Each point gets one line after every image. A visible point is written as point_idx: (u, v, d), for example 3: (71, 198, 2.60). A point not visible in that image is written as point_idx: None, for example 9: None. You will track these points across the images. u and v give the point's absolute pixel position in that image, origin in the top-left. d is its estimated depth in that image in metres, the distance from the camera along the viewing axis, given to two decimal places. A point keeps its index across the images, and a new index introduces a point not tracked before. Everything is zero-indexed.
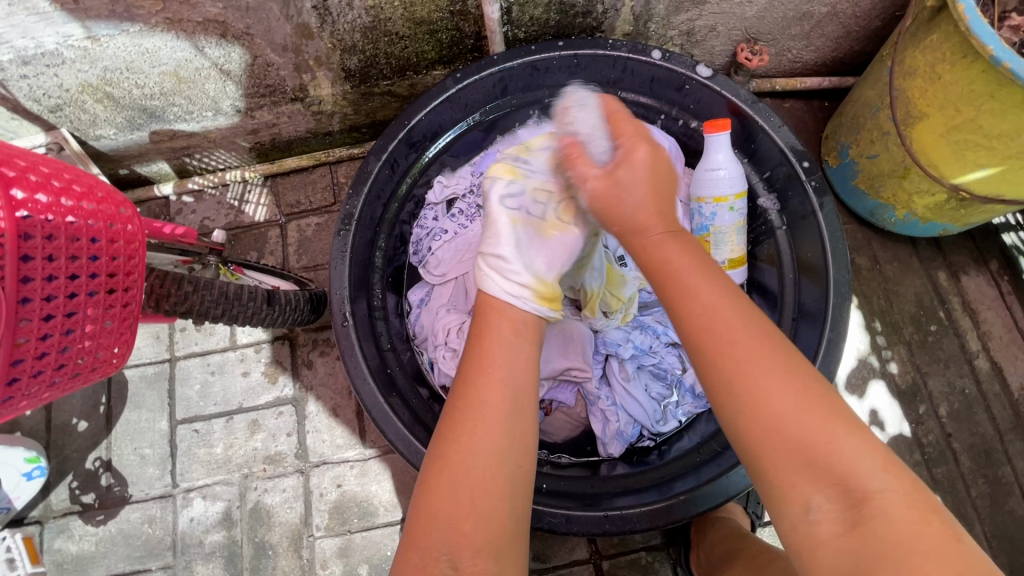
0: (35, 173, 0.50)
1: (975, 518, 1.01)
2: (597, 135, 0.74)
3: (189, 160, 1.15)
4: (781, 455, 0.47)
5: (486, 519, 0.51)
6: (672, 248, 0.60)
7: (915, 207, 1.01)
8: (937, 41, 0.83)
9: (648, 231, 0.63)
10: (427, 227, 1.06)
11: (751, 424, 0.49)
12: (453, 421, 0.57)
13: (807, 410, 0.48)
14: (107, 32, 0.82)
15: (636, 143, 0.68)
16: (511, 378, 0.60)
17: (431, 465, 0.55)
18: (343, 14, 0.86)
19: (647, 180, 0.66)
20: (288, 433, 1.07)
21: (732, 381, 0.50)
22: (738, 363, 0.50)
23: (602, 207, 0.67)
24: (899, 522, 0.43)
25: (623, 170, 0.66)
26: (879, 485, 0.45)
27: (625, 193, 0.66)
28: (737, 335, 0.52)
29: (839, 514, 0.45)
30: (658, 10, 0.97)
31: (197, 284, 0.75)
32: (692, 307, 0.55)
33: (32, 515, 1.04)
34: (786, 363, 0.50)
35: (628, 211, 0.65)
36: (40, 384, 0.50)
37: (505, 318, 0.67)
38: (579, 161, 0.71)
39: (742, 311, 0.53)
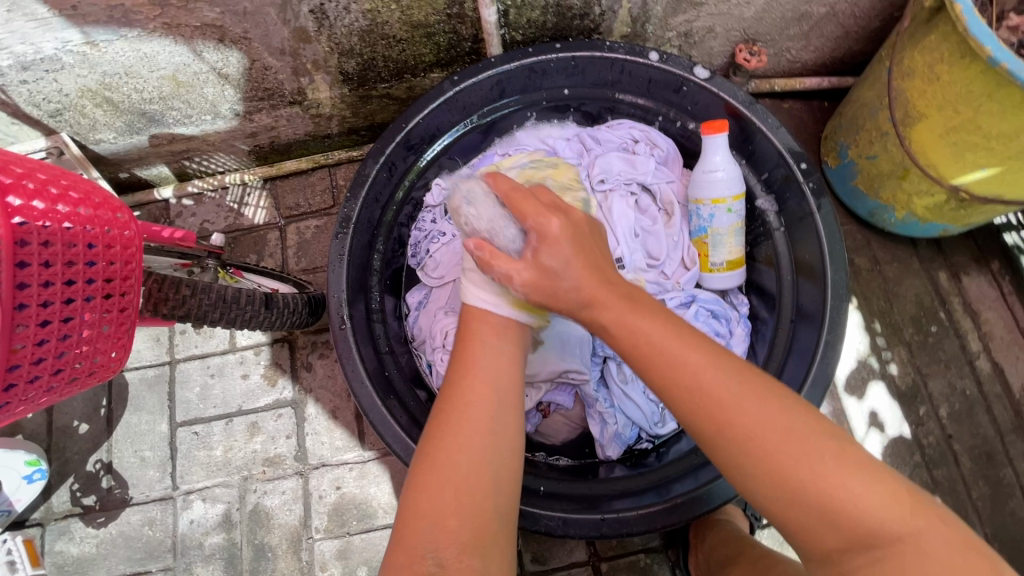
0: (31, 179, 0.50)
1: (975, 520, 1.01)
2: (501, 225, 0.68)
3: (189, 163, 1.16)
4: (809, 518, 0.48)
5: (473, 517, 0.51)
6: (645, 324, 0.57)
7: (915, 208, 1.00)
8: (935, 41, 0.82)
9: (606, 310, 0.59)
10: (426, 230, 1.06)
11: (776, 494, 0.49)
12: (440, 422, 0.57)
13: (827, 470, 0.48)
14: (105, 38, 0.83)
15: (546, 220, 0.64)
16: (497, 381, 0.60)
17: (418, 465, 0.56)
18: (341, 18, 0.86)
19: (578, 251, 0.62)
20: (288, 436, 1.08)
21: (751, 454, 0.50)
22: (750, 440, 0.50)
23: (545, 300, 0.62)
24: (934, 559, 0.45)
25: (550, 252, 0.62)
26: (914, 527, 0.46)
27: (560, 279, 0.61)
28: (743, 403, 0.51)
29: (875, 561, 0.46)
30: (655, 12, 0.97)
31: (194, 288, 0.76)
32: (692, 393, 0.53)
33: (33, 517, 1.05)
34: (797, 424, 0.50)
35: (571, 295, 0.61)
36: (37, 389, 0.51)
37: (493, 323, 0.67)
38: (495, 259, 0.64)
39: (735, 375, 0.53)
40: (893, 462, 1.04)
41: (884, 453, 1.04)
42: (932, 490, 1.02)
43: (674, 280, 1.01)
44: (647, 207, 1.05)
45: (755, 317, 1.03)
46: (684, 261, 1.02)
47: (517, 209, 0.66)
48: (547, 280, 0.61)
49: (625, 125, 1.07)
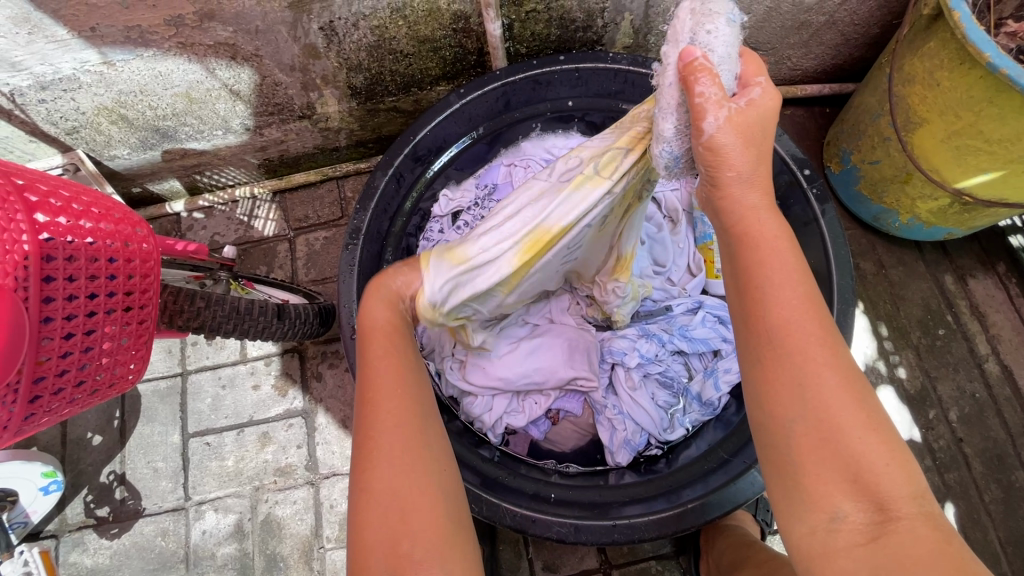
0: (56, 198, 0.52)
1: (987, 523, 1.00)
2: (728, 67, 0.54)
3: (200, 177, 1.18)
4: (825, 472, 0.44)
5: (426, 533, 0.49)
6: (778, 225, 0.50)
7: (918, 212, 1.01)
8: (934, 48, 0.84)
9: (758, 204, 0.51)
10: (433, 239, 1.07)
11: (805, 435, 0.44)
12: (365, 448, 0.52)
13: (865, 429, 0.44)
14: (122, 57, 0.85)
15: (771, 93, 0.54)
16: (411, 390, 0.56)
17: (355, 492, 0.52)
18: (349, 34, 0.88)
19: (767, 136, 0.53)
20: (299, 445, 1.09)
21: (799, 394, 0.45)
22: (813, 370, 0.44)
23: (715, 145, 0.51)
24: (925, 544, 0.42)
25: (748, 112, 0.52)
26: (912, 509, 0.43)
27: (749, 145, 0.51)
28: (812, 341, 0.45)
29: (866, 527, 0.43)
30: (657, 23, 0.98)
31: (209, 300, 0.77)
32: (778, 303, 0.46)
33: (48, 529, 1.06)
34: (854, 383, 0.45)
35: (741, 175, 0.51)
36: (60, 401, 0.52)
37: (392, 331, 0.61)
38: (705, 82, 0.51)
39: (817, 311, 0.46)
40: None
41: None
42: (944, 495, 1.02)
43: (681, 286, 1.07)
44: (653, 212, 1.07)
45: None
46: (690, 268, 1.08)
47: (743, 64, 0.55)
48: (729, 147, 0.51)
49: None
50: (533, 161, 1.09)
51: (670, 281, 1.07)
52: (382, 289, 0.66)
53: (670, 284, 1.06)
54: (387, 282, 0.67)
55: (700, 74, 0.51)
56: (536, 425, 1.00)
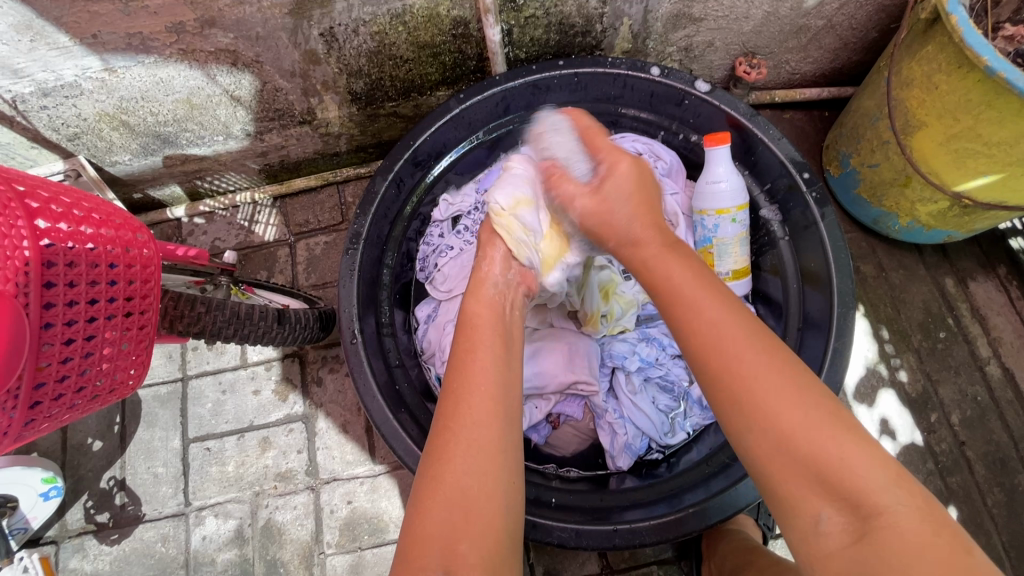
0: (57, 204, 0.52)
1: (990, 527, 1.00)
2: (576, 157, 0.79)
3: (201, 183, 1.18)
4: (796, 479, 0.46)
5: (482, 538, 0.49)
6: (676, 263, 0.59)
7: (919, 215, 1.01)
8: (932, 52, 0.84)
9: (646, 247, 0.63)
10: (433, 244, 1.09)
11: (764, 448, 0.47)
12: (445, 440, 0.54)
13: (819, 425, 0.46)
14: (124, 64, 0.86)
15: (618, 158, 0.73)
16: (501, 396, 0.57)
17: (421, 482, 0.53)
18: (350, 40, 0.89)
19: (633, 191, 0.70)
20: (299, 450, 1.08)
21: (741, 400, 0.48)
22: (746, 386, 0.48)
23: (598, 226, 0.70)
24: (910, 534, 0.42)
25: (608, 185, 0.70)
26: (892, 501, 0.43)
27: (614, 208, 0.68)
28: (740, 345, 0.50)
29: (849, 528, 0.44)
30: (656, 28, 0.99)
31: (209, 305, 0.77)
32: (698, 321, 0.53)
33: (48, 534, 1.06)
34: (796, 385, 0.48)
35: (623, 227, 0.67)
36: (61, 406, 0.52)
37: (493, 332, 0.64)
38: (562, 180, 0.76)
39: (740, 318, 0.53)
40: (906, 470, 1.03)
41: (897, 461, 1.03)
42: (947, 498, 1.02)
43: None
44: None
45: None
46: None
47: (588, 143, 0.78)
48: (602, 219, 0.69)
49: (628, 138, 1.09)
50: None
51: None
52: (483, 287, 0.70)
53: None
54: (487, 279, 0.71)
55: (555, 180, 0.77)
56: (536, 430, 1.00)
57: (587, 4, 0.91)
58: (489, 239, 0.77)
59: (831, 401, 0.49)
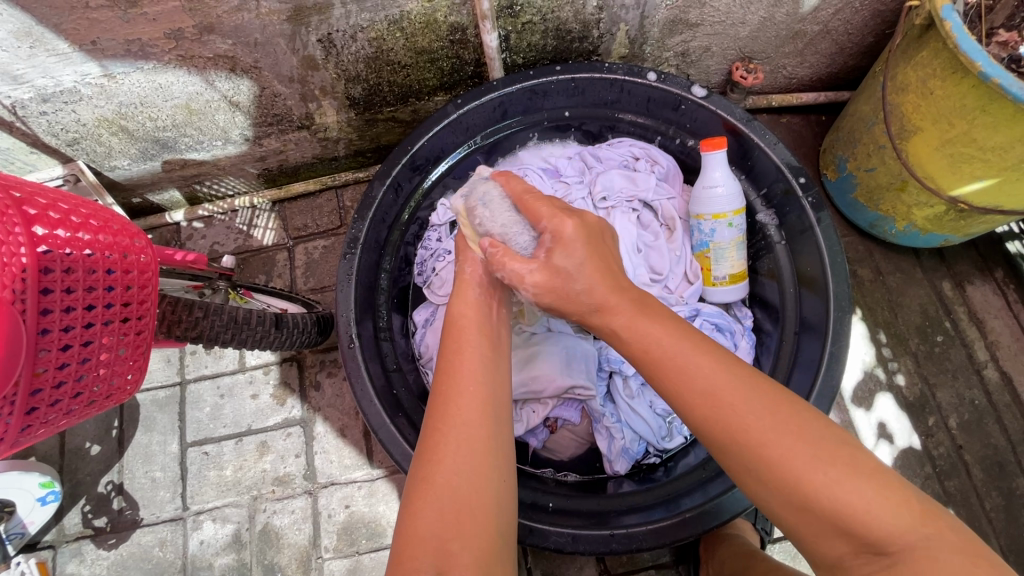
0: (55, 210, 0.52)
1: (988, 531, 1.00)
2: (514, 228, 0.70)
3: (199, 187, 1.19)
4: (815, 523, 0.46)
5: (473, 537, 0.49)
6: (657, 328, 0.57)
7: (915, 219, 1.01)
8: (927, 58, 0.84)
9: (617, 314, 0.60)
10: (431, 248, 1.08)
11: (778, 497, 0.47)
12: (435, 441, 0.54)
13: (834, 474, 0.45)
14: (123, 70, 0.86)
15: (564, 221, 0.66)
16: (490, 396, 0.57)
17: (413, 483, 0.53)
18: (347, 46, 0.90)
19: (591, 249, 0.64)
20: (297, 455, 1.09)
21: (751, 457, 0.48)
22: (755, 448, 0.48)
23: (556, 301, 0.64)
24: (942, 567, 0.42)
25: (559, 257, 0.63)
26: (916, 537, 0.43)
27: (569, 281, 0.63)
28: (739, 404, 0.50)
29: (875, 563, 0.44)
30: (652, 33, 0.99)
31: (206, 310, 0.77)
32: (696, 384, 0.52)
33: (46, 539, 1.06)
34: (803, 427, 0.48)
35: (583, 298, 0.62)
36: (58, 412, 0.52)
37: (480, 331, 0.65)
38: (507, 260, 0.66)
39: (736, 373, 0.52)
40: (904, 474, 1.03)
41: (895, 465, 1.03)
42: (945, 502, 1.01)
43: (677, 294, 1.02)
44: (649, 222, 1.07)
45: (758, 330, 1.04)
46: (687, 276, 1.03)
47: (530, 210, 0.69)
48: (564, 287, 0.63)
49: (625, 143, 1.09)
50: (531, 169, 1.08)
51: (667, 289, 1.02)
52: (469, 286, 0.70)
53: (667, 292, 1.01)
54: (472, 279, 0.70)
55: (498, 260, 0.67)
56: (534, 434, 1.00)
57: (583, 10, 0.92)
58: (463, 247, 0.75)
59: (843, 436, 0.49)
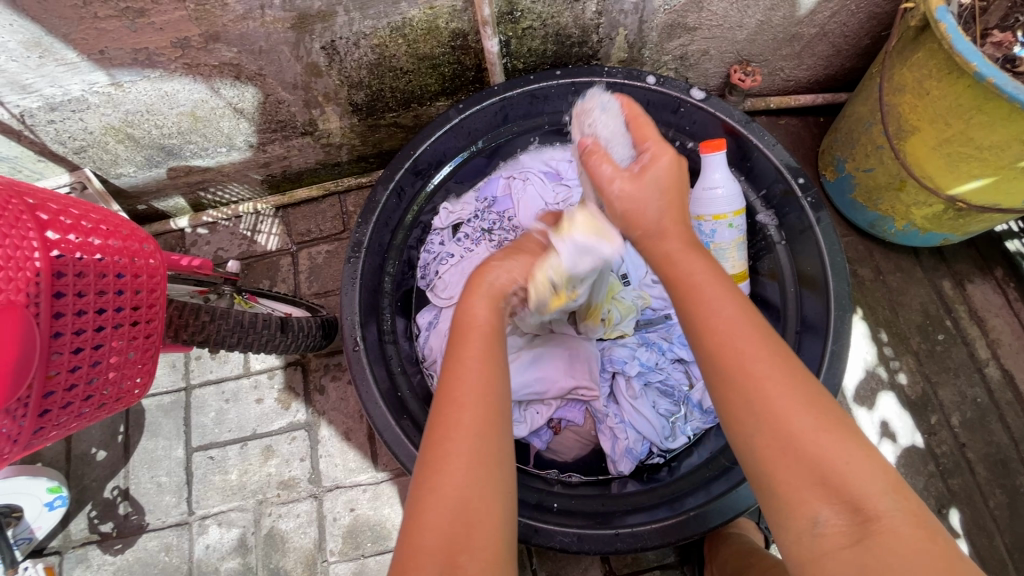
0: (66, 216, 0.53)
1: (992, 529, 1.00)
2: (616, 141, 0.78)
3: (204, 194, 1.20)
4: (796, 485, 0.46)
5: (482, 550, 0.49)
6: (696, 263, 0.57)
7: (914, 218, 1.02)
8: (923, 58, 0.85)
9: (669, 241, 0.60)
10: (434, 251, 1.10)
11: (768, 451, 0.47)
12: (437, 451, 0.54)
13: (823, 430, 0.47)
14: (129, 78, 0.88)
15: (663, 150, 0.66)
16: (492, 402, 0.56)
17: (419, 492, 0.53)
18: (350, 53, 0.91)
19: (672, 190, 0.65)
20: (302, 458, 1.09)
21: (754, 406, 0.48)
22: (759, 388, 0.48)
23: (628, 212, 0.64)
24: (901, 536, 0.43)
25: (648, 174, 0.64)
26: (887, 505, 0.44)
27: (650, 201, 0.63)
28: (753, 352, 0.50)
29: (846, 533, 0.44)
30: (651, 37, 1.01)
31: (213, 314, 0.78)
32: (717, 324, 0.52)
33: (53, 545, 1.06)
34: (807, 390, 0.49)
35: (653, 219, 0.62)
36: (69, 414, 0.53)
37: (485, 332, 0.61)
38: (602, 159, 0.67)
39: (753, 321, 0.52)
40: (907, 473, 1.04)
41: (898, 464, 1.04)
42: (949, 501, 1.02)
43: None
44: None
45: None
46: None
47: (635, 131, 0.70)
48: (637, 199, 0.63)
49: None
50: (532, 172, 1.13)
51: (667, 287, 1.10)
52: (485, 287, 0.66)
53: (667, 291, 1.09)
54: (490, 275, 0.67)
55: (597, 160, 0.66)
56: (538, 435, 1.01)
57: (583, 15, 0.93)
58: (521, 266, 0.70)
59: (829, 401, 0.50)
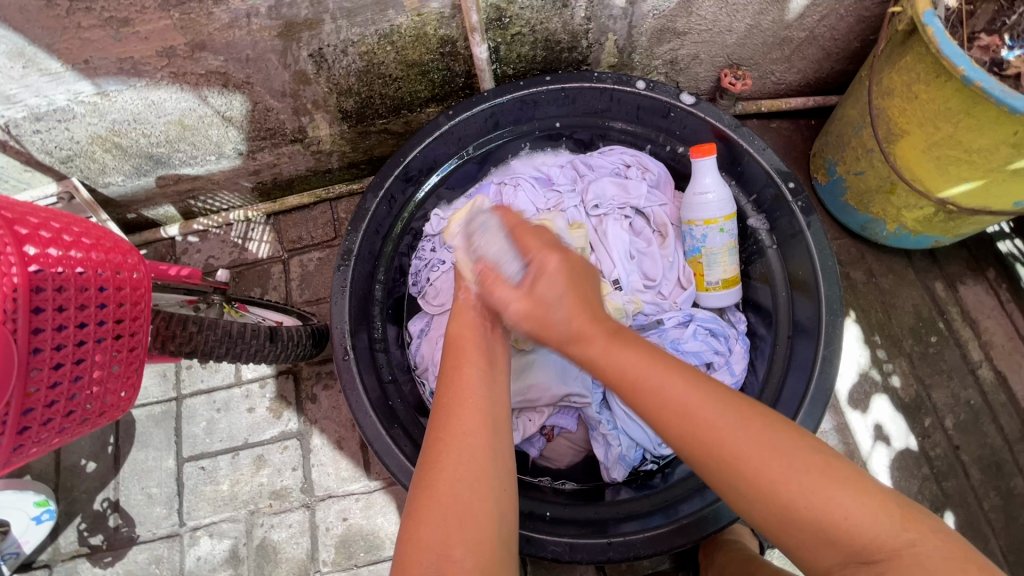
0: (46, 229, 0.52)
1: (987, 532, 0.99)
2: (507, 255, 0.70)
3: (194, 202, 1.19)
4: (803, 537, 0.48)
5: (476, 544, 0.50)
6: (631, 355, 0.58)
7: (905, 221, 1.02)
8: (911, 62, 0.85)
9: (590, 344, 0.60)
10: (425, 258, 1.09)
11: (767, 514, 0.50)
12: (437, 449, 0.55)
13: (820, 486, 0.48)
14: (115, 88, 0.87)
15: (548, 255, 0.66)
16: (489, 408, 0.58)
17: (417, 492, 0.54)
18: (339, 60, 0.90)
19: (571, 289, 0.64)
20: (294, 468, 1.08)
21: (743, 480, 0.50)
22: (740, 463, 0.50)
23: (535, 330, 0.64)
24: (925, 571, 0.45)
25: (542, 285, 0.64)
26: (901, 541, 0.46)
27: (552, 311, 0.63)
28: (726, 426, 0.52)
29: (867, 572, 0.47)
30: (641, 42, 1.00)
31: (201, 325, 0.77)
32: (678, 407, 0.54)
33: (41, 559, 1.05)
34: (782, 440, 0.51)
35: (561, 327, 0.62)
36: (50, 431, 0.52)
37: (478, 352, 0.64)
38: (495, 285, 0.67)
39: (715, 396, 0.54)
40: (902, 476, 1.03)
41: (891, 467, 1.03)
42: (943, 503, 1.01)
43: (671, 300, 1.04)
44: (641, 228, 1.08)
45: (753, 334, 1.04)
46: (681, 281, 1.05)
47: (522, 240, 0.69)
48: (539, 308, 0.63)
49: (616, 151, 1.10)
50: (523, 178, 1.10)
51: (660, 295, 1.04)
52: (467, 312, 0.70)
53: (660, 298, 1.03)
54: (467, 304, 0.70)
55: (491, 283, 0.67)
56: (531, 442, 1.00)
57: (572, 20, 0.93)
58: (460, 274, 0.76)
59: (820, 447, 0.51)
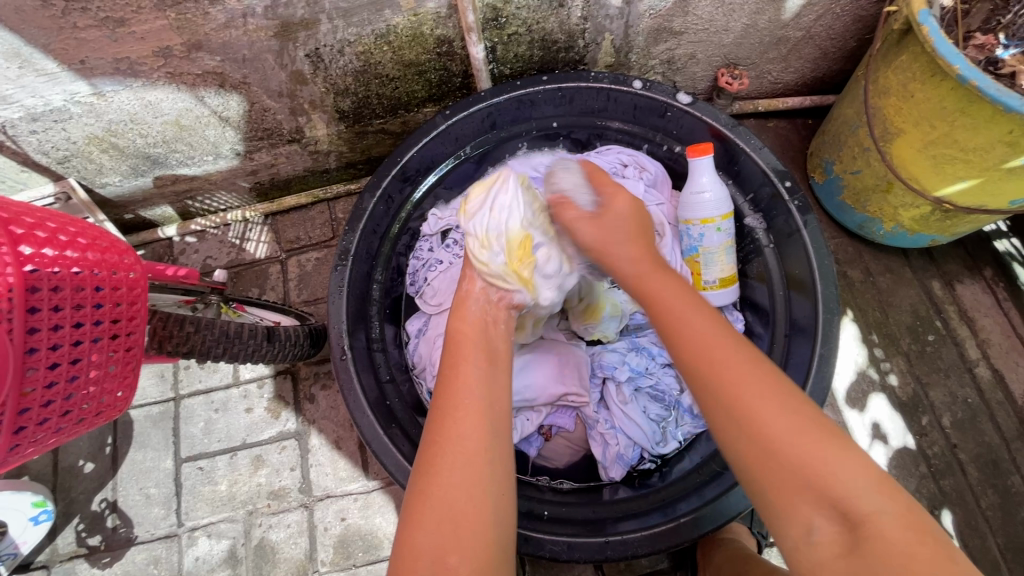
0: (42, 229, 0.52)
1: (984, 530, 1.00)
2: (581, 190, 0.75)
3: (192, 203, 1.19)
4: (786, 487, 0.48)
5: (471, 550, 0.50)
6: (666, 284, 0.61)
7: (902, 220, 1.02)
8: (906, 61, 0.86)
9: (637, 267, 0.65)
10: (423, 258, 1.09)
11: (752, 456, 0.49)
12: (432, 454, 0.55)
13: (805, 439, 0.49)
14: (112, 88, 0.87)
15: (620, 194, 0.72)
16: (486, 406, 0.58)
17: (414, 493, 0.54)
18: (335, 61, 0.90)
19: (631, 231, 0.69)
20: (292, 468, 1.08)
21: (740, 419, 0.50)
22: (741, 400, 0.51)
23: (598, 251, 0.69)
24: (894, 541, 0.44)
25: (609, 216, 0.70)
26: (873, 506, 0.46)
27: (616, 240, 0.68)
28: (734, 366, 0.53)
29: (842, 537, 0.46)
30: (638, 42, 1.01)
31: (198, 325, 0.77)
32: (692, 338, 0.55)
33: (39, 559, 1.05)
34: (781, 393, 0.52)
35: (617, 253, 0.67)
36: (46, 431, 0.52)
37: (478, 348, 0.65)
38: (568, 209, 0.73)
39: (730, 337, 0.55)
40: (899, 474, 1.04)
41: (889, 465, 1.04)
42: (941, 501, 1.02)
43: None
44: None
45: (750, 333, 1.04)
46: None
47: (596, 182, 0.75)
48: (602, 241, 0.68)
49: (613, 150, 1.10)
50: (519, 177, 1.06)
51: None
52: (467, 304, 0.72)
53: None
54: (468, 298, 0.72)
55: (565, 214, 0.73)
56: (528, 442, 1.00)
57: (568, 20, 0.93)
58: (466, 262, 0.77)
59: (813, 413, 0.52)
